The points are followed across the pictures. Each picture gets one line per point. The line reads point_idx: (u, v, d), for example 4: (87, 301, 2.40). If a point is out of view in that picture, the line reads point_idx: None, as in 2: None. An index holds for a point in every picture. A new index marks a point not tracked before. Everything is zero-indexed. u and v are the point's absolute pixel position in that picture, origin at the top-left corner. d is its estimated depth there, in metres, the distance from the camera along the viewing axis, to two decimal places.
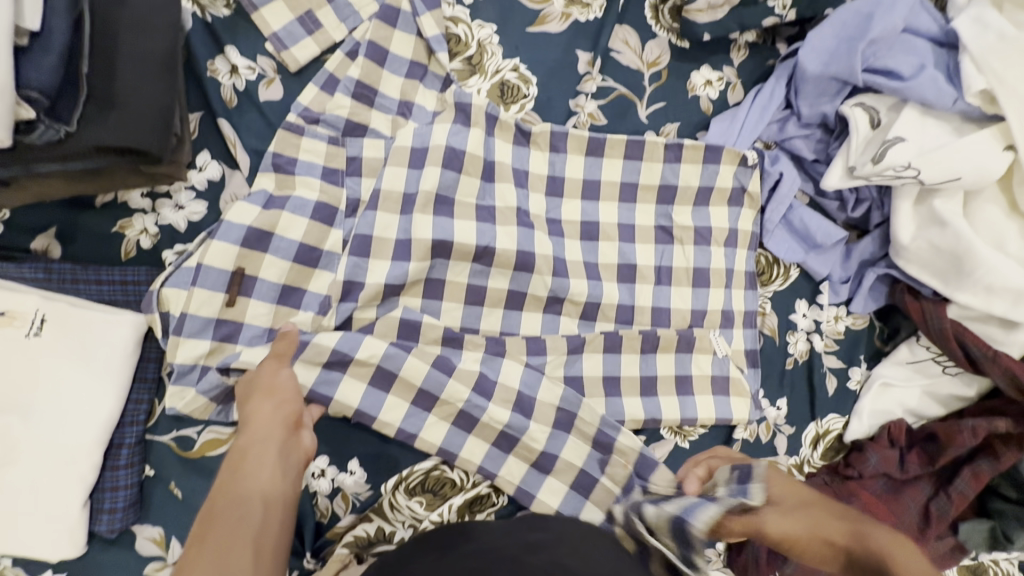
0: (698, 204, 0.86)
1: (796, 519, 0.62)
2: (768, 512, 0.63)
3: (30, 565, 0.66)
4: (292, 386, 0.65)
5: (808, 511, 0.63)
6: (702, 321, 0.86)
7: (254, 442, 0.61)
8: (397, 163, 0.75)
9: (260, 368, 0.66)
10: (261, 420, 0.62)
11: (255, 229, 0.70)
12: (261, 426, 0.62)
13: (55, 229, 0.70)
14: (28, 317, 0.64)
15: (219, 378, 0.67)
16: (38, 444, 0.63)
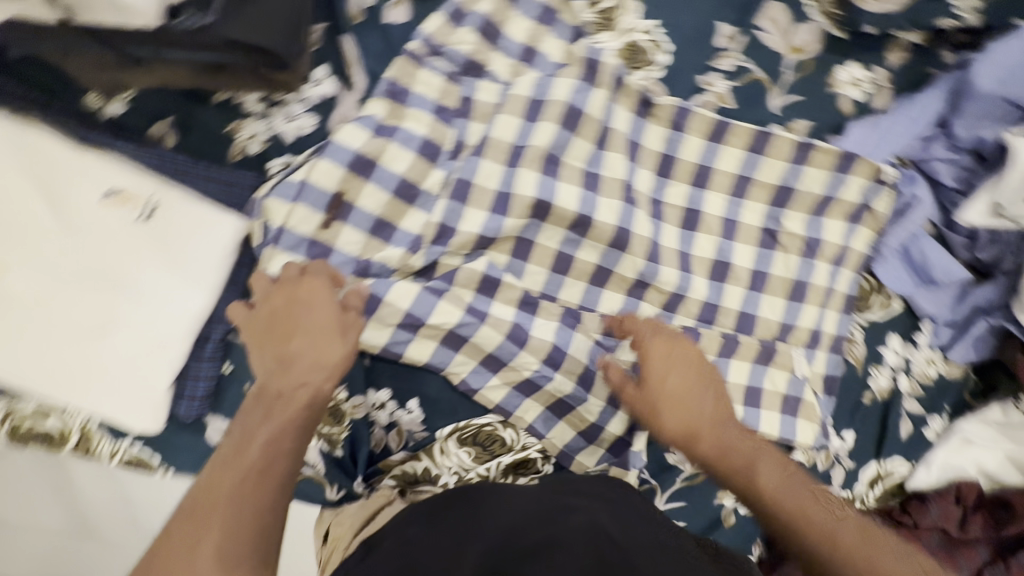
0: (814, 213, 0.79)
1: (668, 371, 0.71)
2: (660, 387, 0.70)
3: (116, 429, 0.72)
4: (342, 323, 0.64)
5: (677, 369, 0.71)
6: (787, 336, 0.81)
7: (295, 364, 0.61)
8: (511, 112, 0.72)
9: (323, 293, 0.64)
10: (305, 346, 0.62)
11: (362, 154, 0.70)
12: (304, 355, 0.61)
13: (173, 118, 0.70)
14: (141, 200, 0.66)
15: None
16: (134, 323, 0.66)
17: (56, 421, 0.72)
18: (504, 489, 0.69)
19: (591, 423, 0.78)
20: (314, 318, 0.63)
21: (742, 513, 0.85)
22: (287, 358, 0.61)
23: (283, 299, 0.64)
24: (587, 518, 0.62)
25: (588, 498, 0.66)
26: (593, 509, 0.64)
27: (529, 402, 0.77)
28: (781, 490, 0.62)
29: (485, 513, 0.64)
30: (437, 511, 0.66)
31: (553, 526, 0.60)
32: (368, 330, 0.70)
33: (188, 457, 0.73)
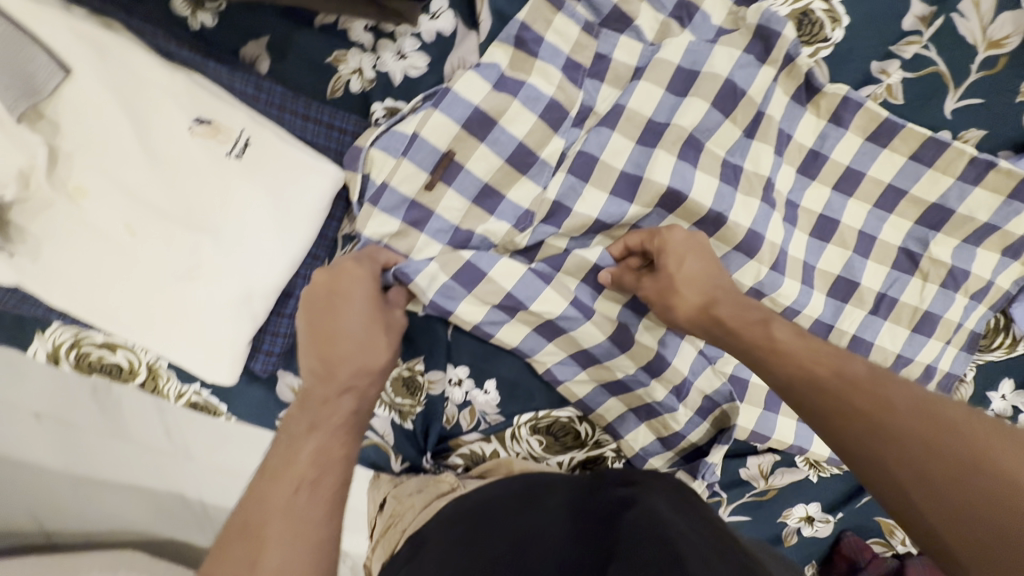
0: (967, 240, 0.70)
1: (687, 266, 0.60)
2: (674, 293, 0.59)
3: (184, 373, 0.69)
4: (393, 326, 0.59)
5: (691, 268, 0.60)
6: (902, 369, 0.74)
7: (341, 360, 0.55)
8: (654, 81, 0.62)
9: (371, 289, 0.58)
10: (347, 343, 0.55)
11: (481, 111, 0.61)
12: (349, 353, 0.55)
13: (269, 40, 0.61)
14: (232, 134, 0.58)
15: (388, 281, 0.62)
16: (214, 270, 0.60)
17: (125, 355, 0.68)
18: (550, 481, 0.67)
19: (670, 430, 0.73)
20: (363, 315, 0.57)
21: (805, 534, 0.83)
22: (332, 359, 0.54)
23: (330, 293, 0.57)
24: (652, 514, 0.55)
25: (645, 488, 0.62)
26: (658, 501, 0.58)
27: (613, 402, 0.72)
28: (857, 382, 0.45)
29: (546, 510, 0.61)
30: (488, 503, 0.63)
31: (615, 526, 0.56)
32: (464, 305, 0.65)
33: (258, 410, 0.70)
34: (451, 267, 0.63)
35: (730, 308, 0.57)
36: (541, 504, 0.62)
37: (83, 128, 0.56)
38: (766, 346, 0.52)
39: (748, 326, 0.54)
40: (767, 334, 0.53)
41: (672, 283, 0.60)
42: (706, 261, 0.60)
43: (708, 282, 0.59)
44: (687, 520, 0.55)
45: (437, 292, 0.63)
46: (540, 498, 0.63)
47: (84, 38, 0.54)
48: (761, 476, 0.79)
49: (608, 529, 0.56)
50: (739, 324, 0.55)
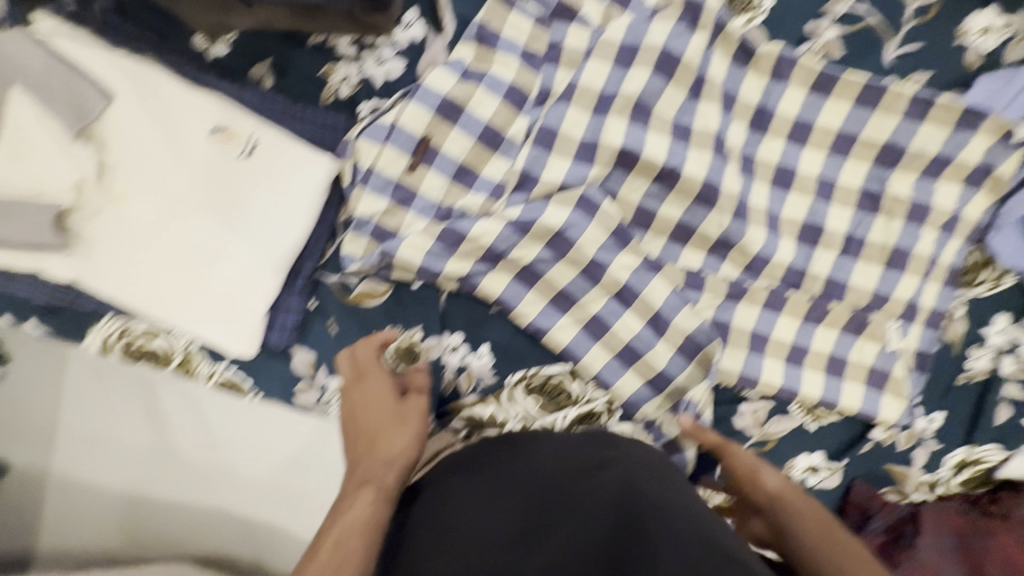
0: (925, 175, 0.73)
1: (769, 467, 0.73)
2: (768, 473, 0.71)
3: (213, 353, 0.78)
4: (413, 414, 0.72)
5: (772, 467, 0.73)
6: (881, 307, 0.76)
7: (376, 448, 0.68)
8: (602, 57, 0.70)
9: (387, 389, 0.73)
10: (382, 433, 0.69)
11: (450, 98, 0.70)
12: (382, 445, 0.69)
13: (271, 61, 0.72)
14: (244, 138, 0.69)
15: (381, 257, 0.71)
16: (236, 252, 0.70)
17: (163, 340, 0.78)
18: (540, 437, 0.70)
19: (654, 377, 0.77)
20: (385, 414, 0.71)
21: (811, 485, 0.81)
22: (367, 449, 0.69)
23: (359, 391, 0.73)
24: (628, 475, 0.60)
25: (625, 450, 0.65)
26: (633, 469, 0.61)
27: (597, 348, 0.77)
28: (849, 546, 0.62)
29: (530, 463, 0.64)
30: (482, 457, 0.66)
31: (588, 483, 0.59)
32: (450, 262, 0.72)
33: (276, 383, 0.78)
34: (434, 235, 0.71)
35: (771, 479, 0.71)
36: (529, 459, 0.65)
37: (123, 141, 0.68)
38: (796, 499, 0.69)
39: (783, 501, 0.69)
40: (790, 513, 0.68)
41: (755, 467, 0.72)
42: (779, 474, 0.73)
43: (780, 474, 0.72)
44: (664, 480, 0.61)
45: (426, 253, 0.71)
46: (524, 452, 0.66)
47: (122, 66, 0.67)
48: (756, 426, 0.80)
49: (582, 485, 0.59)
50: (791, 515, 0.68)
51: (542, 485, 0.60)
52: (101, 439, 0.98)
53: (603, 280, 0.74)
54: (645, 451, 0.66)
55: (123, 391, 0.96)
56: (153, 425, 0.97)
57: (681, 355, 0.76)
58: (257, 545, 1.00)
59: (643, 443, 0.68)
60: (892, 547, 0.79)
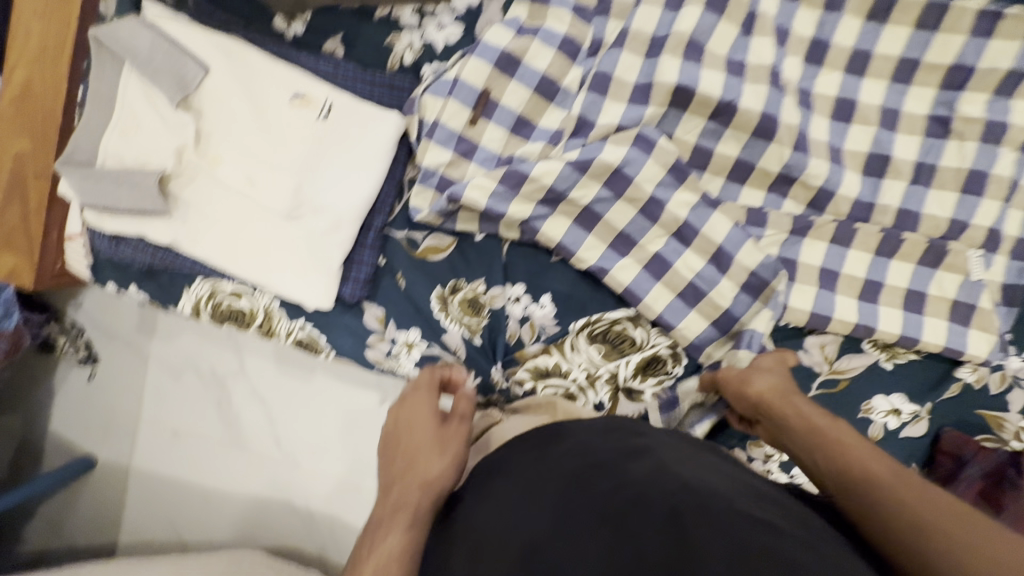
0: (1000, 92, 0.70)
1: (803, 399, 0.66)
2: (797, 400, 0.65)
3: (292, 311, 0.84)
4: (452, 438, 0.68)
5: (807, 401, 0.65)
6: (960, 236, 0.73)
7: (411, 470, 0.65)
8: (653, 2, 0.73)
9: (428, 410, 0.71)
10: (417, 458, 0.66)
11: (508, 52, 0.74)
12: (417, 467, 0.65)
13: (342, 35, 0.79)
14: (319, 103, 0.75)
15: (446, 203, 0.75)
16: (314, 207, 0.76)
17: (248, 300, 0.84)
18: (561, 430, 0.63)
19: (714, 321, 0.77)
20: (428, 442, 0.67)
21: (891, 428, 0.77)
22: (403, 472, 0.66)
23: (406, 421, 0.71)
24: (664, 464, 0.54)
25: (653, 440, 0.60)
26: (671, 455, 0.56)
27: (659, 289, 0.77)
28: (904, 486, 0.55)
29: (556, 455, 0.58)
30: (510, 455, 0.61)
31: (620, 470, 0.54)
32: (514, 205, 0.74)
33: (350, 336, 0.83)
34: (496, 177, 0.74)
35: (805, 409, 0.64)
36: (557, 448, 0.59)
37: (217, 112, 0.75)
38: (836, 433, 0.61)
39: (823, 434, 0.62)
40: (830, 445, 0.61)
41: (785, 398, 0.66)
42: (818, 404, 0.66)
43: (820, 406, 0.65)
44: (703, 470, 0.56)
45: (490, 195, 0.74)
46: (549, 446, 0.61)
47: (214, 43, 0.75)
48: (827, 365, 0.78)
49: (613, 470, 0.54)
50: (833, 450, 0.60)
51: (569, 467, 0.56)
52: (183, 433, 1.04)
53: (663, 218, 0.75)
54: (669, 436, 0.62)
55: (199, 388, 1.03)
56: (225, 420, 1.02)
57: (745, 294, 0.75)
58: (322, 539, 1.00)
59: (667, 429, 0.64)
60: (993, 490, 0.74)
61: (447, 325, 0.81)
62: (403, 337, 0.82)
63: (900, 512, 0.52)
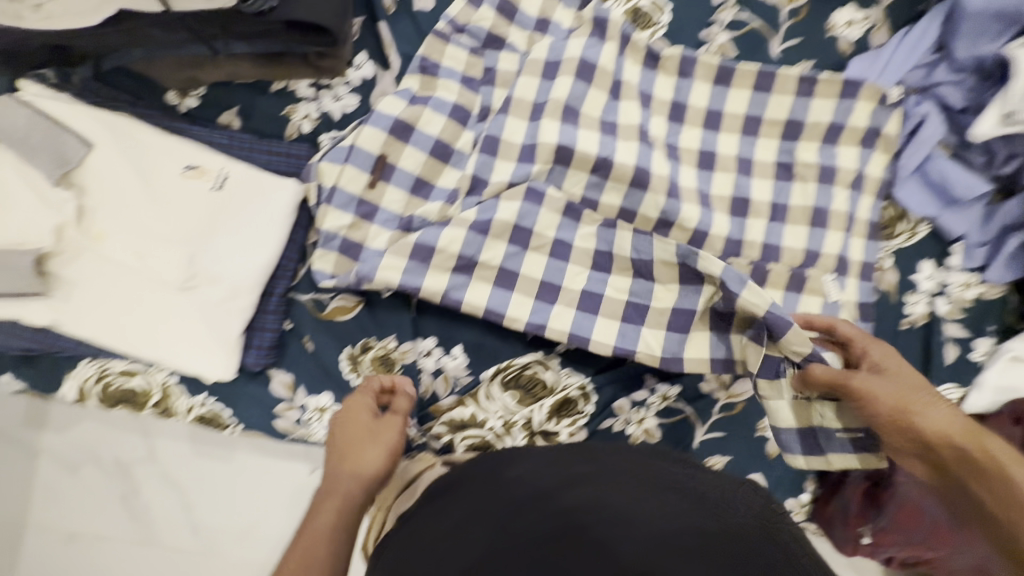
0: (826, 142, 0.83)
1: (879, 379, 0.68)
2: (877, 382, 0.68)
3: (191, 386, 0.79)
4: (393, 437, 0.73)
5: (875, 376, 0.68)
6: (815, 263, 0.83)
7: (349, 470, 0.71)
8: (531, 74, 0.81)
9: (360, 407, 0.74)
10: (361, 456, 0.71)
11: (401, 119, 0.78)
12: (360, 471, 0.70)
13: (238, 108, 0.80)
14: (214, 173, 0.76)
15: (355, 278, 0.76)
16: (210, 277, 0.74)
17: (142, 379, 0.79)
18: (511, 466, 0.62)
19: (767, 316, 0.69)
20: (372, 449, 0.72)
21: None
22: (342, 463, 0.71)
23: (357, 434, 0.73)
24: (601, 495, 0.53)
25: (600, 473, 0.58)
26: (604, 487, 0.54)
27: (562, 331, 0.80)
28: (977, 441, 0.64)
29: (500, 487, 0.58)
30: (460, 486, 0.62)
31: (558, 503, 0.52)
32: (427, 276, 0.77)
33: (256, 407, 0.80)
34: (405, 252, 0.77)
35: (883, 390, 0.67)
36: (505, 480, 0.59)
37: (103, 186, 0.74)
38: (899, 406, 0.67)
39: (901, 410, 0.67)
40: (914, 420, 0.67)
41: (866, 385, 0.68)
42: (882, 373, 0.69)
43: (903, 391, 0.67)
44: (644, 497, 0.54)
45: (403, 271, 0.76)
46: (498, 484, 0.59)
47: (101, 119, 0.74)
48: (721, 388, 0.84)
49: (548, 507, 0.52)
50: (925, 424, 0.66)
51: (506, 512, 0.54)
52: (79, 535, 0.91)
53: (561, 264, 0.81)
54: (618, 459, 0.63)
55: (99, 481, 0.91)
56: (133, 514, 0.91)
57: (630, 322, 0.81)
58: None
59: (618, 458, 0.63)
60: (875, 491, 0.79)
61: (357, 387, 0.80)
62: (314, 402, 0.80)
63: (975, 471, 0.63)
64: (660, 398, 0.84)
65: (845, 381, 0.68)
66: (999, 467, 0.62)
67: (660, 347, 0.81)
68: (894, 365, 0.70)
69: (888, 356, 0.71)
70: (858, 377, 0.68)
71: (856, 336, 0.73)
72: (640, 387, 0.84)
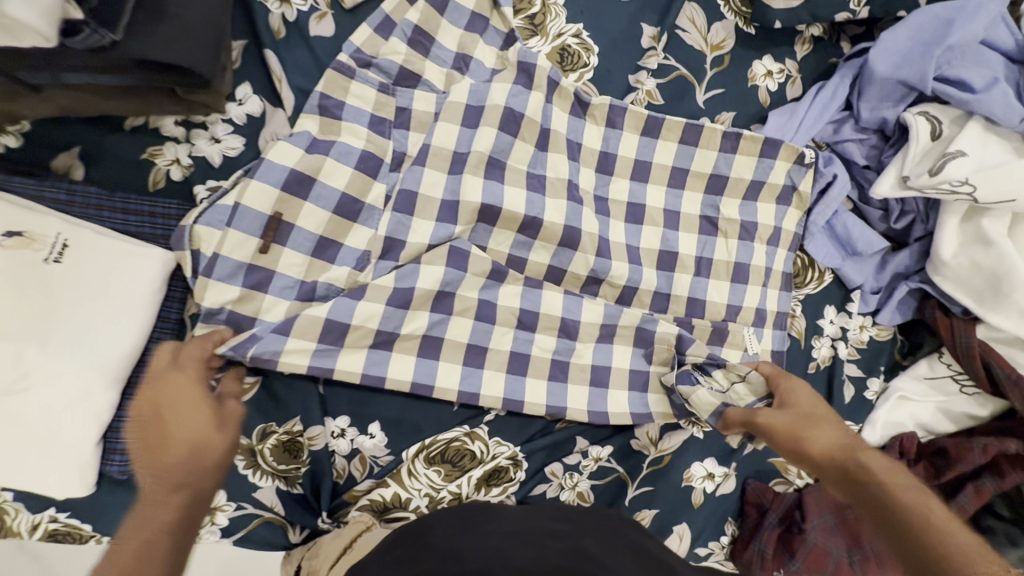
0: (747, 198, 0.84)
1: (827, 428, 0.68)
2: (823, 428, 0.68)
3: (33, 501, 0.64)
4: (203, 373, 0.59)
5: (832, 423, 0.69)
6: (736, 316, 0.85)
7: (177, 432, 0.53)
8: (450, 120, 0.72)
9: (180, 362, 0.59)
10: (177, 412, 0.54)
11: (297, 172, 0.67)
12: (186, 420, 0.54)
13: (79, 149, 0.64)
14: (48, 240, 0.60)
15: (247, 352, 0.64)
16: (48, 374, 0.59)
17: None
18: (488, 510, 0.67)
19: (677, 338, 0.80)
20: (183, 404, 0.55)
21: (709, 492, 0.86)
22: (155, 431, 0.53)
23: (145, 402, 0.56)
24: (576, 544, 0.58)
25: (582, 526, 0.63)
26: (589, 539, 0.60)
27: (490, 399, 0.75)
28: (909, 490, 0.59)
29: (480, 531, 0.60)
30: (423, 550, 0.57)
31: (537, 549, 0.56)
32: (341, 357, 0.69)
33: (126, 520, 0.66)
34: (312, 333, 0.67)
35: (828, 436, 0.67)
36: (457, 547, 0.57)
37: None
38: (843, 449, 0.65)
39: (846, 455, 0.65)
40: (854, 461, 0.64)
41: (809, 421, 0.69)
42: (827, 423, 0.69)
43: (850, 441, 0.66)
44: (621, 547, 0.59)
45: (312, 355, 0.68)
46: (476, 524, 0.62)
47: None
48: (651, 444, 0.83)
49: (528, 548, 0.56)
50: (868, 469, 0.62)
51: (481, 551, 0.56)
52: None
53: (489, 330, 0.75)
54: (596, 515, 0.68)
55: None
56: None
57: (556, 382, 0.78)
58: None
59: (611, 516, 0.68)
60: (788, 536, 0.85)
61: (256, 482, 0.70)
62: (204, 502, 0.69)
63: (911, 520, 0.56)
64: (593, 460, 0.81)
65: (791, 419, 0.69)
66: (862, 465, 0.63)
67: (586, 402, 0.79)
68: (800, 399, 0.72)
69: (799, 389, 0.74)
70: (761, 413, 0.71)
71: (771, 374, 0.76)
72: (572, 450, 0.81)
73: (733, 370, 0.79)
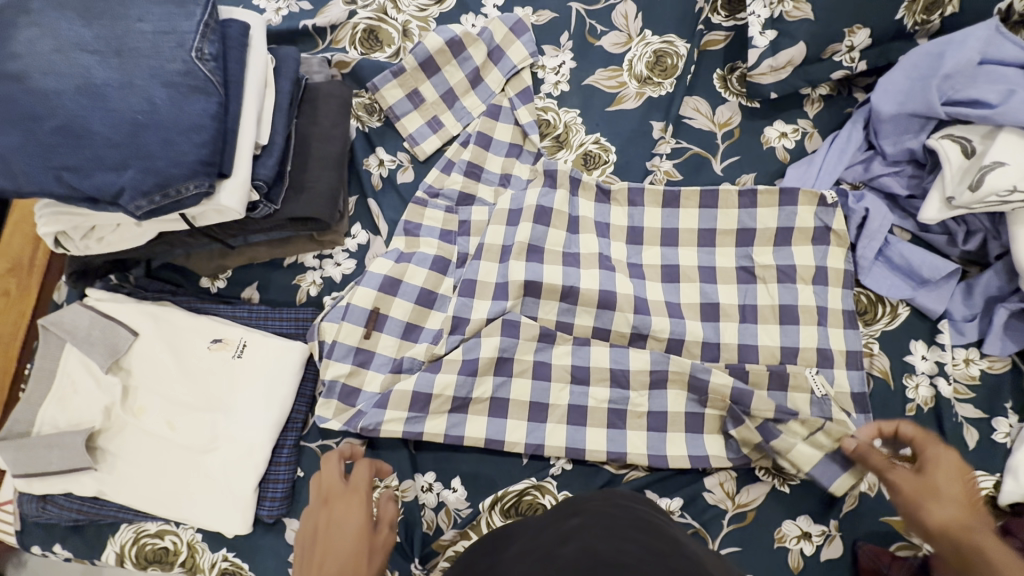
0: (779, 244, 0.89)
1: (941, 502, 0.66)
2: (932, 502, 0.66)
3: (213, 540, 0.84)
4: (363, 484, 0.72)
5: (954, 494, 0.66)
6: (795, 358, 0.85)
7: (336, 545, 0.64)
8: (498, 222, 0.92)
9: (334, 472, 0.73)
10: (343, 526, 0.66)
11: (389, 277, 0.90)
12: (344, 531, 0.66)
13: (257, 282, 0.95)
14: (235, 342, 0.88)
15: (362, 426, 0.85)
16: (229, 438, 0.84)
17: (172, 538, 0.85)
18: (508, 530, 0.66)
19: (732, 389, 0.81)
20: (351, 523, 0.67)
21: (810, 554, 0.79)
22: (323, 535, 0.66)
23: (323, 514, 0.69)
24: (586, 542, 0.55)
25: (590, 514, 0.62)
26: (594, 530, 0.58)
27: (552, 448, 0.84)
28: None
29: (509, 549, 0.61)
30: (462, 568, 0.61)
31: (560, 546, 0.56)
32: (428, 422, 0.85)
33: (272, 559, 0.83)
34: (404, 403, 0.84)
35: (936, 511, 0.65)
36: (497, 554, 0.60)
37: (145, 368, 0.87)
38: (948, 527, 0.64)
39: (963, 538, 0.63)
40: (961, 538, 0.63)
41: (926, 489, 0.67)
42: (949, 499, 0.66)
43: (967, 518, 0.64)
44: (631, 536, 0.57)
45: (405, 422, 0.85)
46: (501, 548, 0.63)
47: (146, 312, 0.89)
48: (728, 498, 0.82)
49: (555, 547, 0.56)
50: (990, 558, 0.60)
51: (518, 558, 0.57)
52: None
53: (546, 388, 0.86)
54: (593, 500, 0.66)
55: None
56: None
57: (615, 429, 0.84)
58: None
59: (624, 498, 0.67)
60: None
61: None
62: None
63: None
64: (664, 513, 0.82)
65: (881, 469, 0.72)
66: (979, 550, 0.61)
67: (644, 445, 0.84)
68: (940, 473, 0.67)
69: (944, 460, 0.68)
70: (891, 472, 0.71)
71: (914, 435, 0.71)
72: None
73: (810, 422, 0.81)
